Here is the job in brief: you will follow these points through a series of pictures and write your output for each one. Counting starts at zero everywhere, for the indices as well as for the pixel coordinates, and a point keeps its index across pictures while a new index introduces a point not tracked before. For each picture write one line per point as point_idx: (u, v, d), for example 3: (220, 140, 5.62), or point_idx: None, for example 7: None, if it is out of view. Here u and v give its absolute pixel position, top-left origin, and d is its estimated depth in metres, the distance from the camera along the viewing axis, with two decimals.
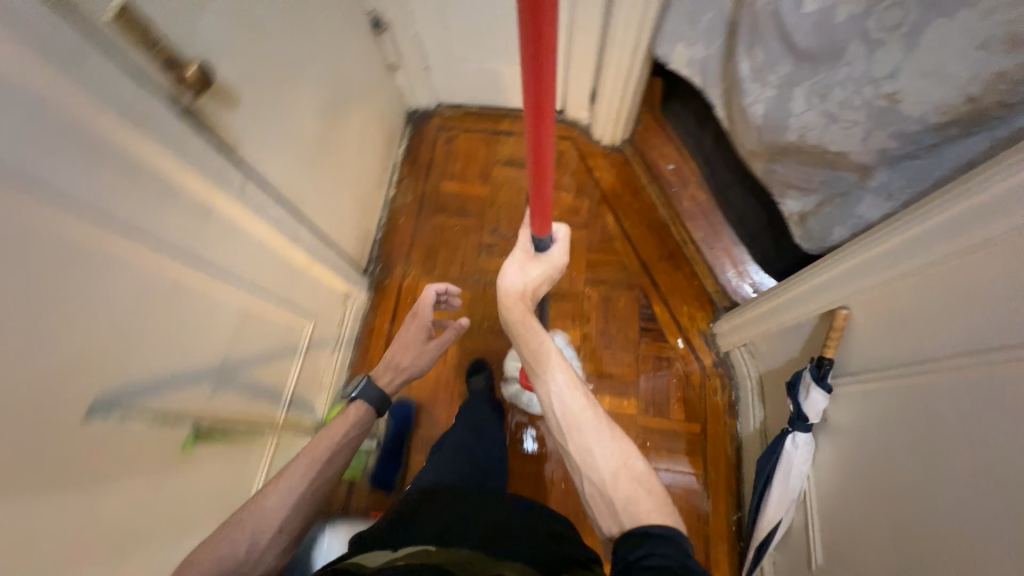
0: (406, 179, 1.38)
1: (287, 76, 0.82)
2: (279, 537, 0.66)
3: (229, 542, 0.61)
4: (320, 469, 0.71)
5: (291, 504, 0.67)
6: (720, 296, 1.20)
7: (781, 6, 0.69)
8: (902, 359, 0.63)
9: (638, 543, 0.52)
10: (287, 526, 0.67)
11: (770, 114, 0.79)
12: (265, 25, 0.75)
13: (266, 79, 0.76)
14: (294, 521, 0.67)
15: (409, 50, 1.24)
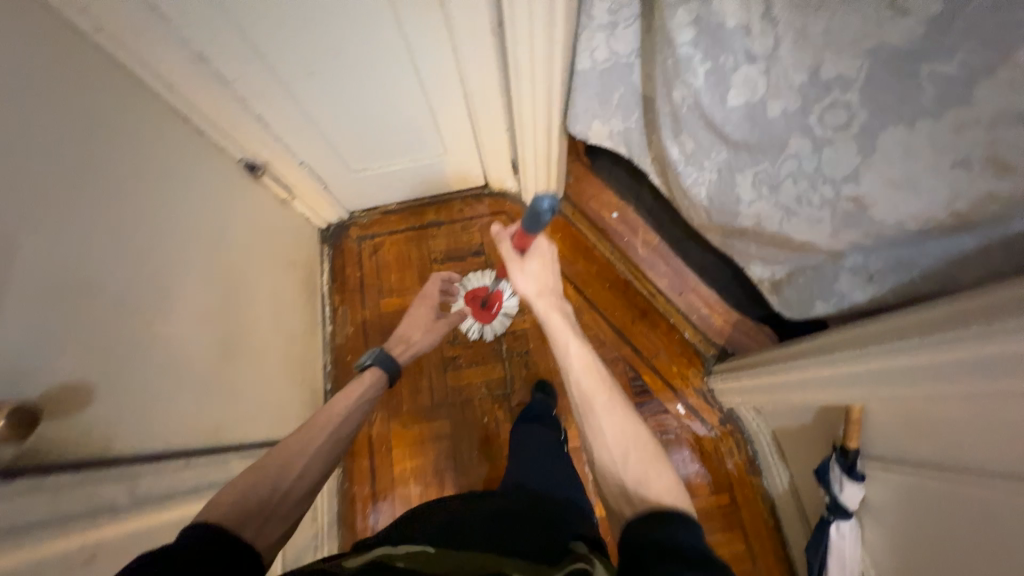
0: (342, 308, 1.23)
1: (152, 306, 0.66)
2: (300, 482, 0.65)
3: (255, 484, 0.60)
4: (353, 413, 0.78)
5: (354, 407, 0.79)
6: (705, 345, 1.14)
7: (702, 100, 0.60)
8: (937, 461, 0.57)
9: (659, 525, 0.45)
10: (307, 472, 0.67)
11: (716, 197, 0.71)
12: (100, 273, 0.59)
13: (120, 336, 0.60)
14: (316, 466, 0.68)
15: (299, 178, 1.08)
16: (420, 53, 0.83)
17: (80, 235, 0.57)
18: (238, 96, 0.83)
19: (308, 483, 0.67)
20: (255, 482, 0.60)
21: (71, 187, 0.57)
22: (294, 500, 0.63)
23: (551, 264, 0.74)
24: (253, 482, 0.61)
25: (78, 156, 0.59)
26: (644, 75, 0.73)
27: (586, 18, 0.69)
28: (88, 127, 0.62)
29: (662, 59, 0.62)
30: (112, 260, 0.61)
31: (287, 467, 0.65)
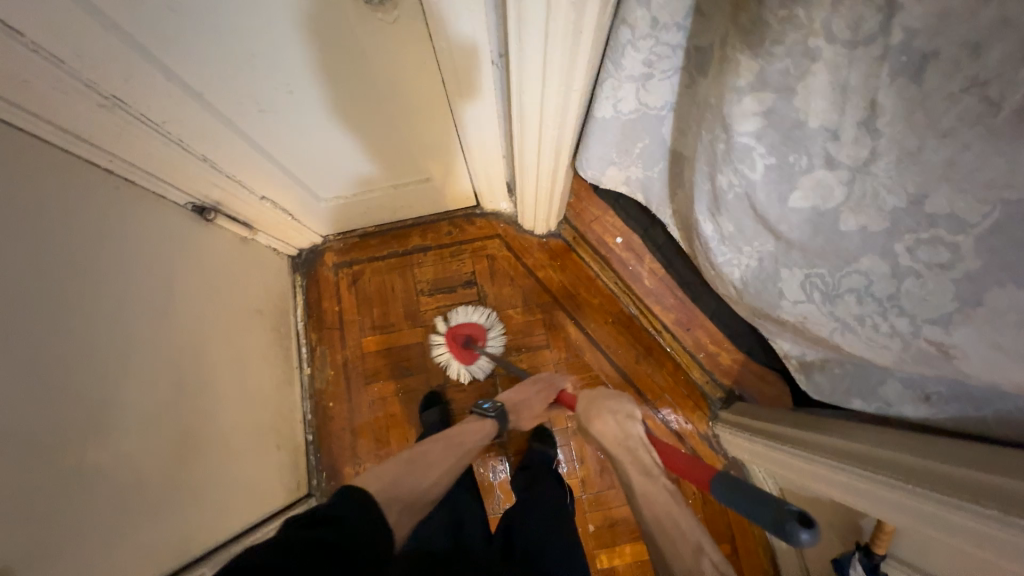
0: (320, 348, 1.12)
1: (77, 433, 0.54)
2: (433, 485, 0.74)
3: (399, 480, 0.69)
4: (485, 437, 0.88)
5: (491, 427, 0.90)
6: (712, 387, 1.09)
7: (755, 194, 0.49)
8: None
9: None
10: (439, 478, 0.75)
11: (751, 281, 0.62)
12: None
13: (39, 489, 0.49)
14: (443, 476, 0.76)
15: (262, 212, 0.93)
16: (399, 82, 0.68)
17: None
18: (170, 137, 0.66)
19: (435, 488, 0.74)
20: (403, 475, 0.70)
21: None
22: (426, 499, 0.71)
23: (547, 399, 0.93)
24: (396, 482, 0.68)
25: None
26: (676, 131, 0.60)
27: (615, 65, 0.55)
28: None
29: (708, 137, 0.50)
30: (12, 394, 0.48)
31: (427, 471, 0.75)
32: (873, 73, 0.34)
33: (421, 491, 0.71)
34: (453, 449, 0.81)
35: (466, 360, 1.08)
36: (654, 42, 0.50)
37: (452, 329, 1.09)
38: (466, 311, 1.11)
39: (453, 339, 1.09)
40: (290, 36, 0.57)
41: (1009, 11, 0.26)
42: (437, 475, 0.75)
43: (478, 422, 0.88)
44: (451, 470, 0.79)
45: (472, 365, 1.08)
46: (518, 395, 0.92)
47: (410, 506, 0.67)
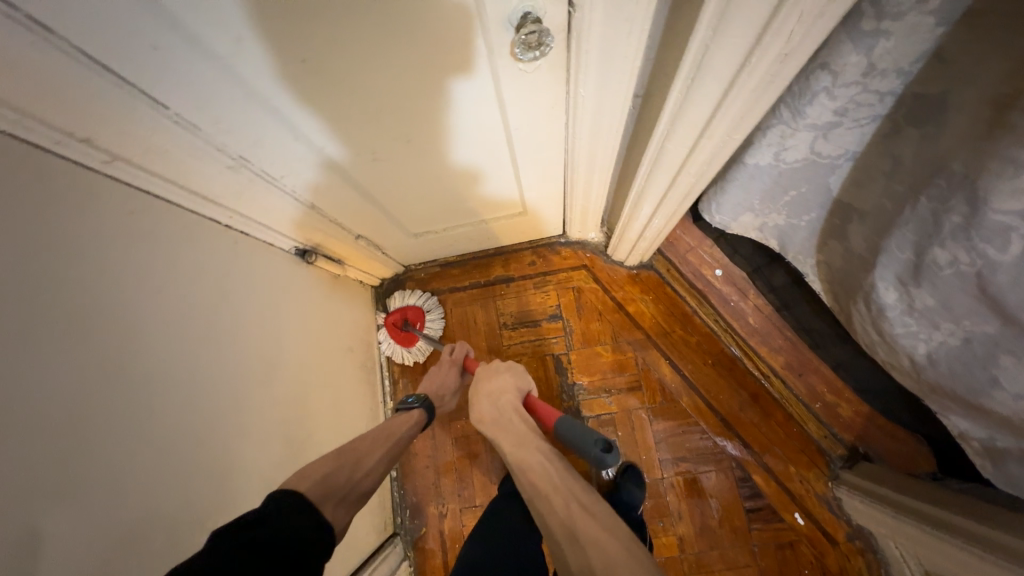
0: (403, 380, 1.11)
1: (195, 503, 0.54)
2: (367, 479, 0.66)
3: (332, 474, 0.61)
4: (407, 425, 0.78)
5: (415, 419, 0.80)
6: (830, 443, 0.96)
7: (992, 276, 0.39)
8: None
9: None
10: (372, 470, 0.67)
11: (947, 360, 0.52)
12: (125, 501, 0.46)
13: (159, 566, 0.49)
14: (376, 469, 0.68)
15: (356, 250, 0.92)
16: (511, 123, 0.63)
17: (90, 468, 0.43)
18: (288, 190, 0.66)
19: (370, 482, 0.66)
20: (334, 468, 0.62)
21: (75, 399, 0.43)
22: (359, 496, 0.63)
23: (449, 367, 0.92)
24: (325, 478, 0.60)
25: (88, 349, 0.44)
26: (853, 184, 0.51)
27: (792, 113, 0.46)
28: (99, 295, 0.46)
29: (930, 205, 0.41)
30: (141, 472, 0.48)
31: (360, 462, 0.66)
32: None
33: (358, 482, 0.63)
34: (385, 441, 0.72)
35: (406, 343, 1.05)
36: (859, 90, 0.41)
37: (389, 318, 1.07)
38: (405, 294, 1.09)
39: (392, 327, 1.06)
40: (411, 94, 0.54)
41: None
42: (370, 466, 0.67)
43: (403, 414, 0.79)
44: (383, 461, 0.70)
45: (412, 348, 1.06)
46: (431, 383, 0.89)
47: (344, 500, 0.60)
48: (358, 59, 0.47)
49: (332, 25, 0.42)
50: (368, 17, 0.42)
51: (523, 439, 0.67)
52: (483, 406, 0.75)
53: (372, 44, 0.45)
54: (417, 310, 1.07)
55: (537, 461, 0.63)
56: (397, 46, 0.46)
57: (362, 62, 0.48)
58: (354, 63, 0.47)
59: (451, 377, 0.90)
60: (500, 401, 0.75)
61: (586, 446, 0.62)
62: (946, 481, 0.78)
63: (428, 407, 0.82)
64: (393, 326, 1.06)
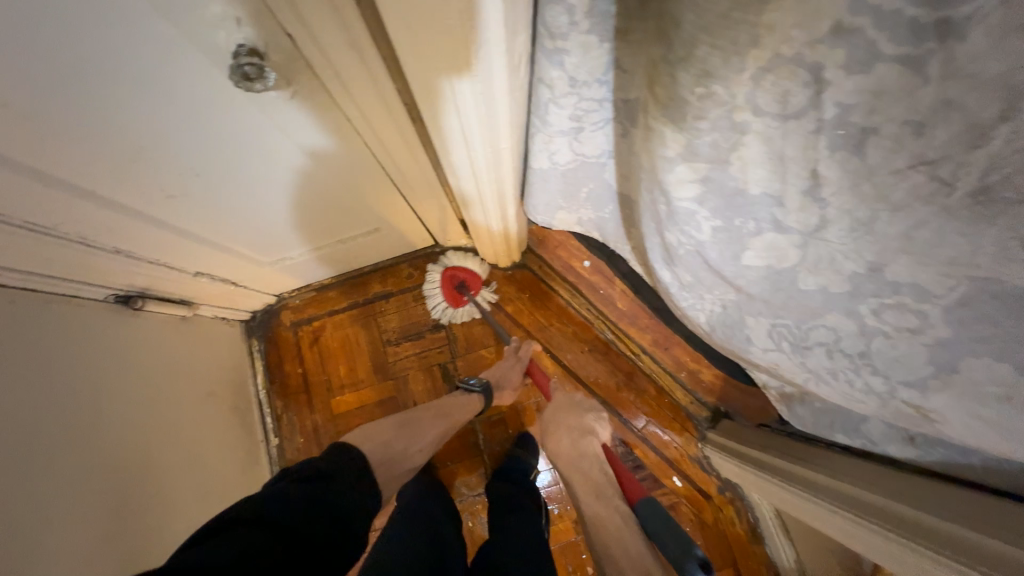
0: (287, 415, 1.06)
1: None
2: (420, 453, 0.79)
3: (387, 444, 0.74)
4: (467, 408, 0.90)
5: (474, 400, 0.92)
6: (697, 407, 1.05)
7: (706, 251, 0.45)
8: None
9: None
10: (425, 445, 0.80)
11: (717, 325, 0.58)
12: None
13: None
14: (431, 440, 0.82)
15: (204, 286, 0.87)
16: (320, 141, 0.63)
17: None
18: (70, 238, 0.60)
19: (421, 453, 0.80)
20: (395, 438, 0.76)
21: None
22: (407, 462, 0.77)
23: (519, 364, 0.97)
24: (385, 447, 0.73)
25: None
26: (619, 178, 0.56)
27: (540, 121, 0.50)
28: None
29: (650, 196, 0.46)
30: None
31: (416, 437, 0.80)
32: (810, 146, 0.29)
33: (409, 455, 0.77)
34: (442, 420, 0.85)
35: (455, 302, 1.07)
36: (577, 99, 0.45)
37: (448, 270, 1.07)
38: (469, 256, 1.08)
39: (448, 280, 1.07)
40: (189, 119, 0.52)
41: (952, 92, 0.21)
42: (425, 441, 0.80)
43: (464, 396, 0.91)
44: (438, 435, 0.83)
45: (457, 309, 1.08)
46: (498, 368, 0.98)
47: (394, 467, 0.74)
48: (110, 85, 0.44)
49: (60, 53, 0.40)
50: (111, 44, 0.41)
51: (600, 490, 0.71)
52: (562, 438, 0.80)
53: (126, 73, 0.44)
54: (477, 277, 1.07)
55: (612, 517, 0.66)
56: (149, 74, 0.46)
57: (130, 84, 0.45)
58: (106, 89, 0.45)
59: (516, 375, 0.96)
60: (582, 441, 0.78)
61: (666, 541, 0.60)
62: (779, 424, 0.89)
63: (487, 392, 0.92)
64: (449, 287, 1.06)
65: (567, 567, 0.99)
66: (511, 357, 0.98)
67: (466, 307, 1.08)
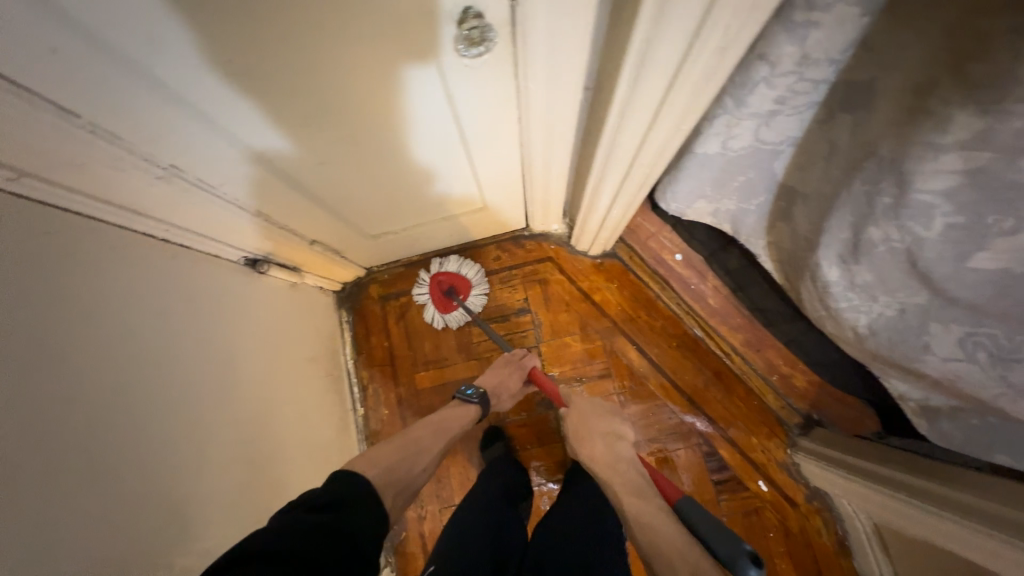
0: (372, 386, 1.08)
1: (150, 541, 0.50)
2: (423, 473, 0.69)
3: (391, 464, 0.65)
4: (464, 420, 0.80)
5: (473, 411, 0.82)
6: (788, 413, 1.02)
7: (920, 250, 0.42)
8: None
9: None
10: (428, 463, 0.71)
11: (881, 329, 0.56)
12: (72, 533, 0.43)
13: None
14: (432, 458, 0.72)
15: (313, 255, 0.88)
16: (345, 129, 0.58)
17: (18, 516, 0.38)
18: (227, 199, 0.62)
19: (423, 474, 0.69)
20: (399, 459, 0.66)
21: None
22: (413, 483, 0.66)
23: (516, 368, 0.91)
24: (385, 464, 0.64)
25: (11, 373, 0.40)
26: (795, 167, 0.53)
27: (735, 101, 0.48)
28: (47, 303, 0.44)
29: (863, 187, 0.43)
30: (83, 513, 0.44)
31: (420, 456, 0.70)
32: None
33: (414, 476, 0.67)
34: (443, 436, 0.75)
35: (444, 308, 1.07)
36: (796, 79, 0.43)
37: (437, 276, 1.08)
38: (457, 261, 1.08)
39: (436, 287, 1.07)
40: (354, 92, 0.52)
41: None
42: (427, 461, 0.70)
43: (462, 406, 0.82)
44: (437, 454, 0.73)
45: (449, 315, 1.07)
46: (496, 377, 0.89)
47: (401, 493, 0.64)
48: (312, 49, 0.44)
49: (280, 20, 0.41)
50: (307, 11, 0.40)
51: (640, 489, 0.66)
52: (597, 445, 0.75)
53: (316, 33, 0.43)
54: (466, 281, 1.08)
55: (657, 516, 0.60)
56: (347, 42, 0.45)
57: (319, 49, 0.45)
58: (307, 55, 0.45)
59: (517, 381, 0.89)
60: (618, 446, 0.74)
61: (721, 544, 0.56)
62: (887, 439, 0.86)
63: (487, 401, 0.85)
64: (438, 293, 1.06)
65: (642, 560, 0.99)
66: (513, 363, 0.91)
67: (456, 313, 1.06)
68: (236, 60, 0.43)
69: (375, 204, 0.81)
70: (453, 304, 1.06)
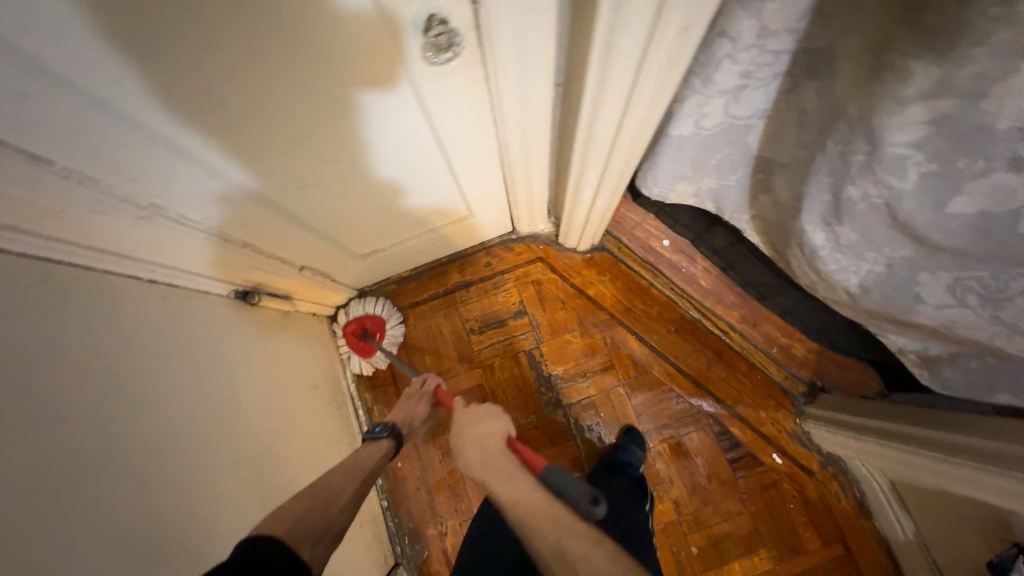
0: (377, 407, 1.07)
1: None
2: (342, 510, 0.64)
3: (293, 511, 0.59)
4: (368, 461, 0.76)
5: (382, 449, 0.79)
6: (792, 383, 1.03)
7: (900, 202, 0.43)
8: None
9: None
10: (346, 503, 0.66)
11: (873, 286, 0.57)
12: None
13: None
14: (348, 500, 0.67)
15: (303, 281, 0.88)
16: (316, 151, 0.57)
17: None
18: (209, 232, 0.61)
19: (345, 513, 0.65)
20: (309, 508, 0.61)
21: (4, 497, 0.37)
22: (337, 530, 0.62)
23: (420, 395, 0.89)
24: (297, 514, 0.59)
25: (14, 434, 0.39)
26: (769, 139, 0.55)
27: (701, 80, 0.49)
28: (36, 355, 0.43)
29: (837, 148, 0.44)
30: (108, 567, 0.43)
31: (335, 498, 0.65)
32: None
33: (334, 520, 0.62)
34: (351, 476, 0.71)
35: (365, 354, 1.05)
36: (757, 51, 0.44)
37: (346, 328, 1.05)
38: (362, 305, 1.07)
39: (351, 337, 1.05)
40: (326, 111, 0.52)
41: None
42: (344, 502, 0.66)
43: (370, 447, 0.79)
44: (358, 493, 0.69)
45: (373, 358, 1.05)
46: (401, 411, 0.87)
47: (322, 539, 0.59)
48: (282, 72, 0.44)
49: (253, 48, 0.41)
50: (270, 33, 0.40)
51: None
52: (469, 452, 0.67)
53: (285, 56, 0.43)
54: (376, 322, 1.07)
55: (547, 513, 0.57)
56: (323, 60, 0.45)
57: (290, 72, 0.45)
58: (279, 79, 0.45)
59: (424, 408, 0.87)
60: (489, 443, 0.67)
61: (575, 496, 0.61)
62: (891, 396, 0.86)
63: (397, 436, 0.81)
64: (353, 340, 1.04)
65: (670, 548, 0.98)
66: (414, 393, 0.89)
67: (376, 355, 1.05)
68: (213, 90, 0.43)
69: (359, 223, 0.81)
70: (373, 347, 1.05)
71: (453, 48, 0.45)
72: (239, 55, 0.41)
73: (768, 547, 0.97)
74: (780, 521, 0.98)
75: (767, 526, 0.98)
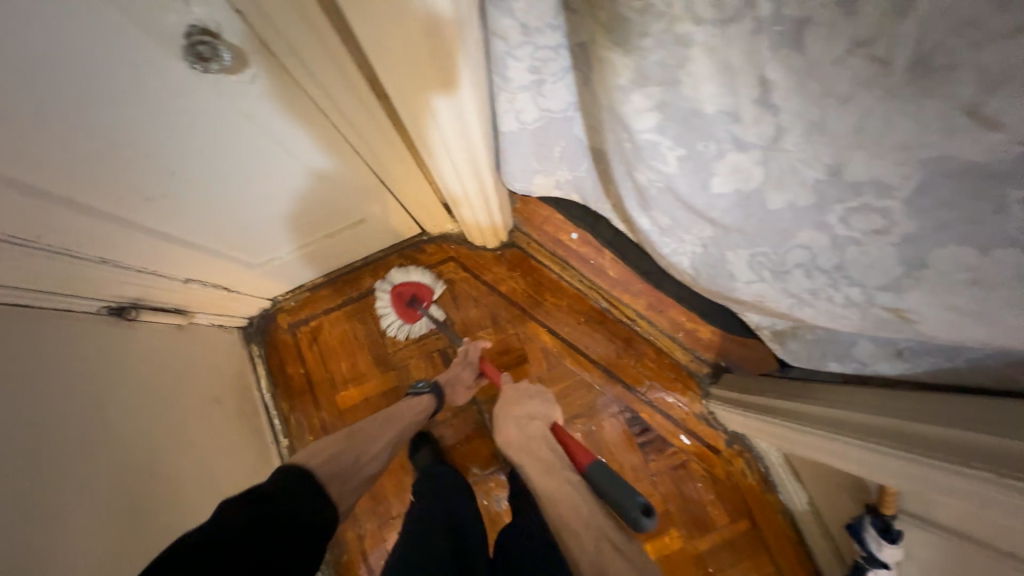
0: (294, 415, 1.07)
1: None
2: (369, 463, 0.76)
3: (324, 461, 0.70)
4: (411, 414, 0.85)
5: (426, 402, 0.88)
6: (697, 365, 1.05)
7: (676, 183, 0.46)
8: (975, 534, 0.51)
9: None
10: (377, 454, 0.77)
11: (702, 267, 0.59)
12: None
13: None
14: (381, 449, 0.78)
15: (199, 293, 0.88)
16: (160, 160, 0.58)
17: None
18: (54, 249, 0.60)
19: (375, 464, 0.77)
20: (342, 453, 0.72)
21: None
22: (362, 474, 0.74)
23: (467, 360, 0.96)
24: (329, 464, 0.69)
25: None
26: (587, 131, 0.56)
27: (502, 78, 0.52)
28: None
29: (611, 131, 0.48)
30: None
31: (366, 446, 0.76)
32: (754, 49, 0.30)
33: (361, 466, 0.74)
34: (391, 426, 0.82)
35: (410, 318, 1.06)
36: (532, 47, 0.46)
37: (395, 289, 1.06)
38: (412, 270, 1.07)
39: (397, 298, 1.06)
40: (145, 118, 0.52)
41: None
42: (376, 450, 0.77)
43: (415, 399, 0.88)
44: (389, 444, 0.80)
45: (415, 324, 1.07)
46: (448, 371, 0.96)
47: (347, 481, 0.71)
48: (74, 81, 0.44)
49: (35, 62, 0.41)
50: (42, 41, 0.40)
51: None
52: (510, 429, 0.79)
53: (81, 65, 0.44)
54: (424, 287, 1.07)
55: (557, 485, 0.68)
56: (117, 71, 0.46)
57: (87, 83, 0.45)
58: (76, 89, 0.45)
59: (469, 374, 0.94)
60: (529, 427, 0.78)
61: (626, 504, 0.63)
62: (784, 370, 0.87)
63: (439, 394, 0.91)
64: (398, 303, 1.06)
65: None
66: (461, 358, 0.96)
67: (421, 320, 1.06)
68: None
69: (240, 232, 0.81)
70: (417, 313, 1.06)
71: (217, 60, 0.48)
72: (16, 67, 0.41)
73: (678, 526, 1.00)
74: (687, 501, 1.00)
75: (675, 506, 1.01)
